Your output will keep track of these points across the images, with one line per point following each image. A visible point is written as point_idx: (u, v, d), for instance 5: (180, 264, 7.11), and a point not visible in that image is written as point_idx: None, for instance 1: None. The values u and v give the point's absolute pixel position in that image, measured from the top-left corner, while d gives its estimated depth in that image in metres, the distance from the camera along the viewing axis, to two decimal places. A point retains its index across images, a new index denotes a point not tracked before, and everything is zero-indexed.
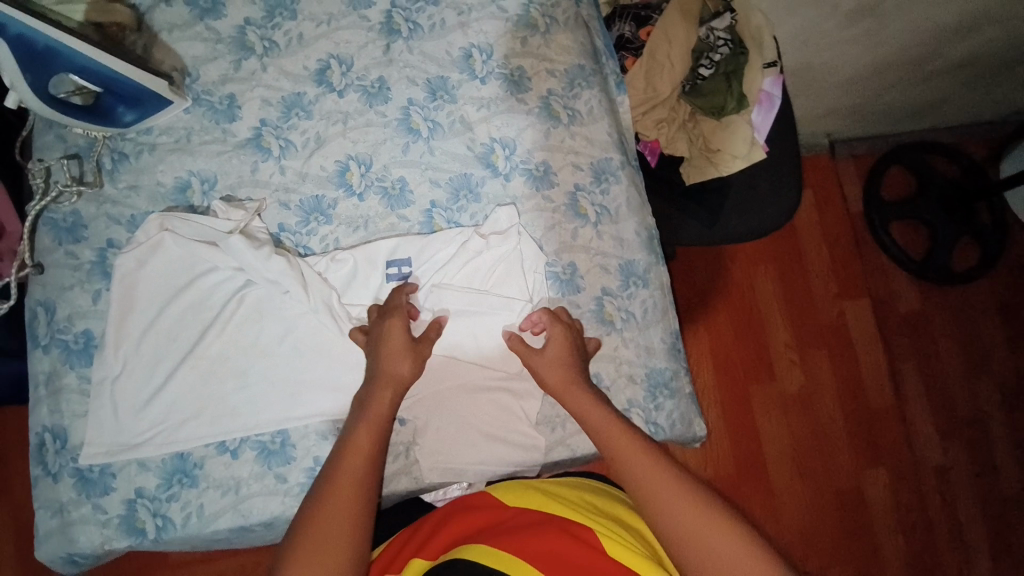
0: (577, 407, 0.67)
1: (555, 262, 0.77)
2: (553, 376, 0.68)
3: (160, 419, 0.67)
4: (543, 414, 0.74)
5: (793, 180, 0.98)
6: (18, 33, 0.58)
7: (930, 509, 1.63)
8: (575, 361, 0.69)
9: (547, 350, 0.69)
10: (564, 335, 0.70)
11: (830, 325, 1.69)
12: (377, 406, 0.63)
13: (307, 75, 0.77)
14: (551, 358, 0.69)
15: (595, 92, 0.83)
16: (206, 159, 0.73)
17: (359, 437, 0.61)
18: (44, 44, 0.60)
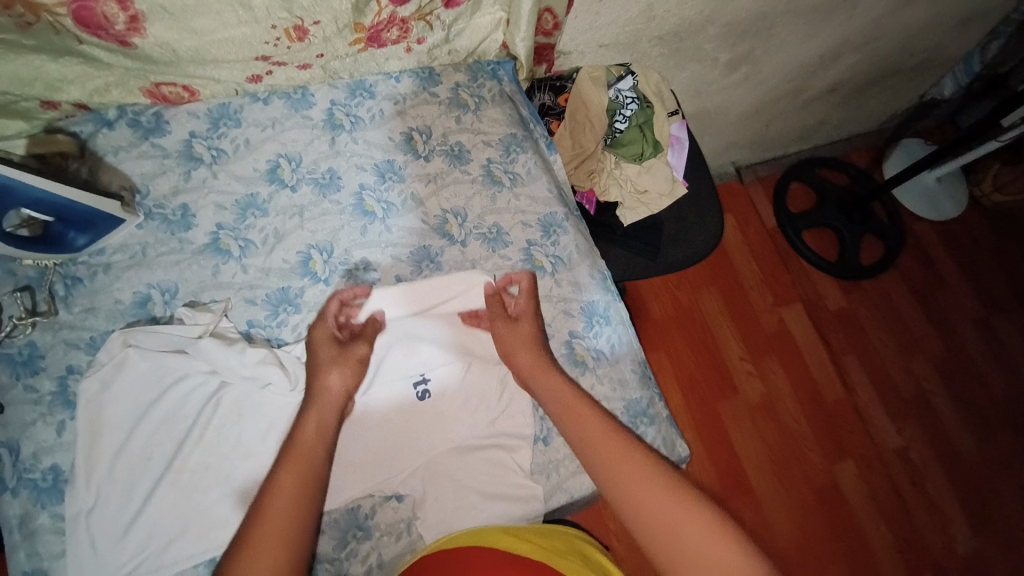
0: (548, 389, 0.73)
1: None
2: (522, 358, 0.75)
3: (143, 544, 0.63)
4: (536, 463, 0.75)
5: (714, 209, 1.10)
6: None
7: (900, 489, 1.72)
8: (539, 337, 0.77)
9: (518, 327, 0.77)
10: (535, 319, 0.78)
11: (774, 332, 1.82)
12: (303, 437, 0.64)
13: (259, 176, 0.81)
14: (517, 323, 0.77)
15: (529, 155, 0.91)
16: (164, 270, 0.73)
17: (282, 480, 0.61)
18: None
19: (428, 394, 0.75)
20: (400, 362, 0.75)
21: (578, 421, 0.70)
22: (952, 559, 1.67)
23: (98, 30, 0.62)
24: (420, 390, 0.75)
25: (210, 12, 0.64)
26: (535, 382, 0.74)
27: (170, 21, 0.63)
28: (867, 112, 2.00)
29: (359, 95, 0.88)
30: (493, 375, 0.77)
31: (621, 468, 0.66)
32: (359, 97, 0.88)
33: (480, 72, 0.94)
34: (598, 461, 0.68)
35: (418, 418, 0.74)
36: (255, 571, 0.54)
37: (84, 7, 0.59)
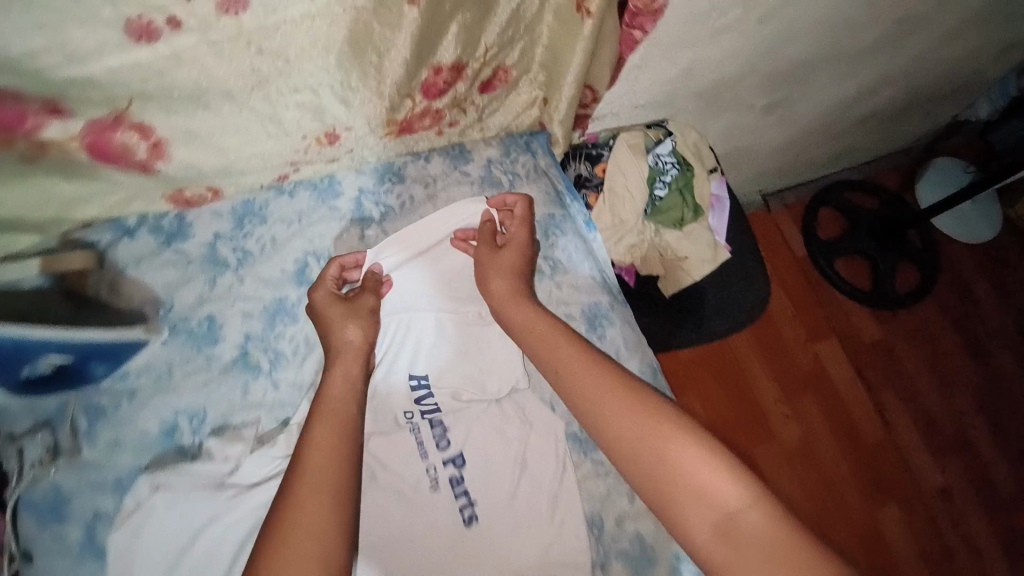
0: (524, 317, 0.72)
1: (574, 424, 0.76)
2: (499, 283, 0.75)
3: None
4: None
5: (759, 272, 1.05)
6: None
7: (943, 531, 1.67)
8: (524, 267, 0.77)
9: (501, 253, 0.77)
10: (523, 247, 0.77)
11: (810, 369, 1.74)
12: (330, 397, 0.63)
13: (286, 278, 0.76)
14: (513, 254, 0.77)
15: (570, 238, 0.86)
16: (191, 393, 0.68)
17: (316, 433, 0.59)
18: (12, 344, 0.59)
19: (476, 518, 0.70)
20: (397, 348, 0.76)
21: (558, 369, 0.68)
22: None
23: (115, 160, 0.56)
24: (467, 514, 0.70)
25: (234, 131, 0.58)
26: (530, 339, 0.71)
27: (196, 145, 0.57)
28: (900, 134, 1.91)
29: (388, 180, 0.82)
30: (544, 496, 0.72)
31: (605, 402, 0.64)
32: (388, 183, 0.82)
33: (513, 146, 0.88)
34: (583, 399, 0.66)
35: (467, 548, 0.68)
36: (311, 514, 0.53)
37: (100, 139, 0.53)
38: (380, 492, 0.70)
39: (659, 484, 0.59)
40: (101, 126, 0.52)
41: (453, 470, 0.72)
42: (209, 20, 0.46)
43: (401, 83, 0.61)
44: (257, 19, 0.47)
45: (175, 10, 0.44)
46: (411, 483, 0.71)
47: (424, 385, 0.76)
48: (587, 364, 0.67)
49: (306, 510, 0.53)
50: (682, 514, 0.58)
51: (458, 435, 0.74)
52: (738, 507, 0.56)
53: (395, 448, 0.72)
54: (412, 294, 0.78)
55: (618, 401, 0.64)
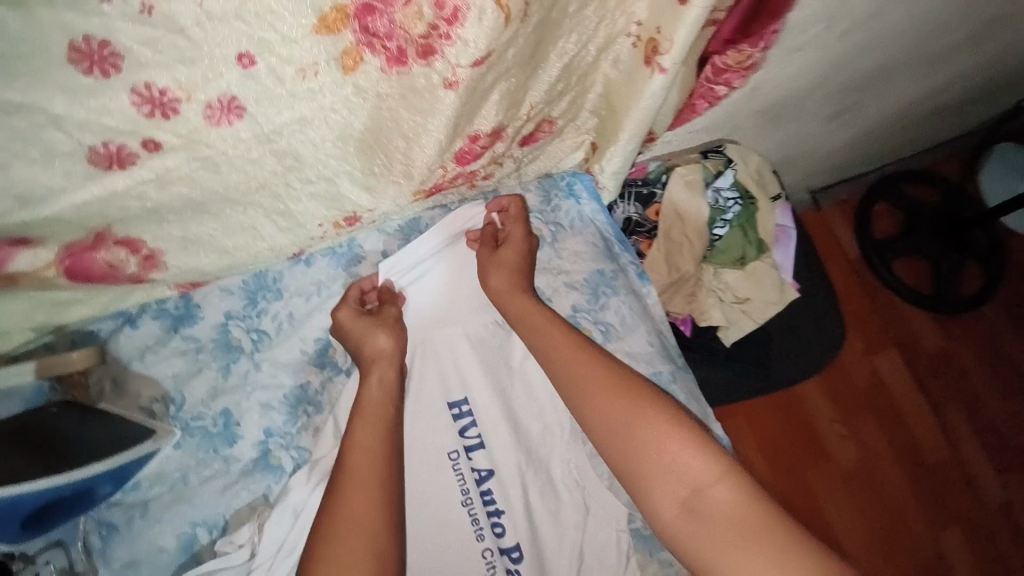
0: (522, 311, 0.67)
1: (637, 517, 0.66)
2: (497, 279, 0.69)
3: None
4: None
5: (830, 312, 0.94)
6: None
7: (1014, 557, 1.55)
8: (526, 270, 0.70)
9: (498, 253, 0.70)
10: (522, 248, 0.70)
11: (866, 385, 1.62)
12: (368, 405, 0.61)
13: (307, 360, 0.68)
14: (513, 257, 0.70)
15: (623, 298, 0.75)
16: (208, 503, 0.61)
17: (360, 436, 0.58)
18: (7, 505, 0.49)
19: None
20: (431, 368, 0.69)
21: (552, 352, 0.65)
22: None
23: (97, 278, 0.54)
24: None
25: (241, 229, 0.56)
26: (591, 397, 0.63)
27: (192, 250, 0.55)
28: (967, 121, 1.73)
29: (415, 241, 0.73)
30: None
31: (592, 385, 0.62)
32: (415, 243, 0.73)
33: (553, 190, 0.78)
34: (579, 388, 0.62)
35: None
36: (359, 509, 0.53)
37: (82, 260, 0.52)
38: None
39: (635, 462, 0.57)
40: (85, 246, 0.51)
41: (509, 564, 0.64)
42: (197, 131, 0.45)
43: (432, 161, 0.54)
44: (252, 126, 0.47)
45: (159, 134, 0.45)
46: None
47: (466, 413, 0.69)
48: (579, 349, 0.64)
49: (349, 504, 0.53)
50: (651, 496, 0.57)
51: (513, 521, 0.65)
52: (708, 485, 0.55)
53: (436, 483, 0.65)
54: (437, 301, 0.71)
55: (604, 382, 0.62)
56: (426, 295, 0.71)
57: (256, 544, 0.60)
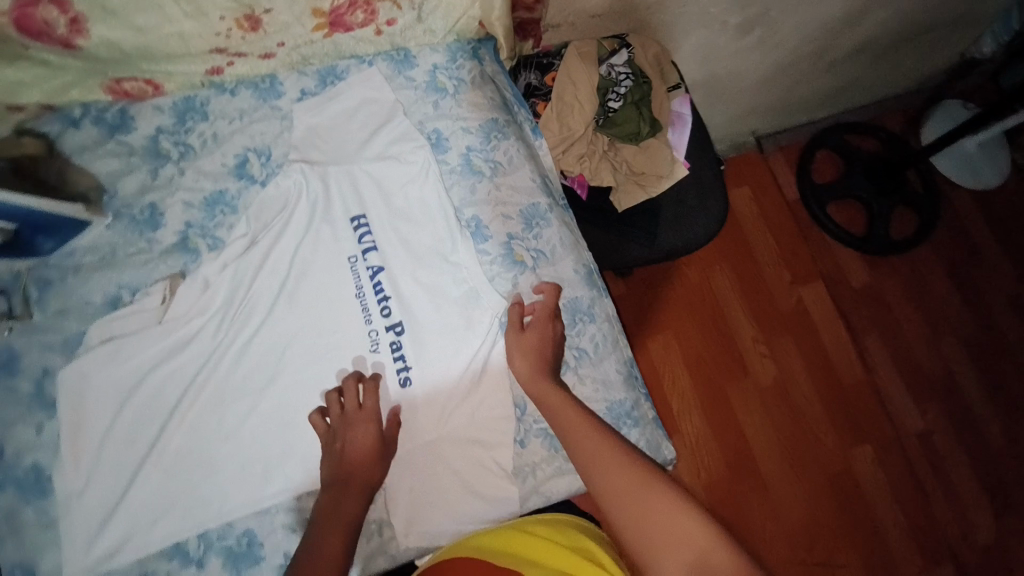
0: (554, 412, 0.69)
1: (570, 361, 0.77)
2: (522, 363, 0.72)
3: (127, 530, 0.64)
4: (515, 464, 0.74)
5: (717, 187, 1.05)
6: None
7: (923, 479, 1.59)
8: (551, 352, 0.73)
9: (526, 334, 0.73)
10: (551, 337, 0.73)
11: (790, 312, 1.70)
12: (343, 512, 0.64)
13: (226, 171, 0.78)
14: (535, 340, 0.73)
15: (512, 142, 0.86)
16: (133, 270, 0.72)
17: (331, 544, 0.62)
18: None
19: (410, 381, 0.73)
20: (323, 198, 0.78)
21: (571, 435, 0.67)
22: (971, 546, 1.55)
23: (42, 36, 0.65)
24: (402, 377, 0.73)
25: (150, 8, 0.66)
26: (570, 436, 0.67)
27: (113, 22, 0.66)
28: (906, 71, 1.80)
29: (330, 83, 0.84)
30: (470, 366, 0.74)
31: (602, 459, 0.63)
32: (330, 85, 0.84)
33: (459, 52, 0.87)
34: (585, 463, 0.64)
35: (396, 406, 0.72)
36: None
37: (24, 15, 0.62)
38: (324, 348, 0.73)
39: (627, 523, 0.58)
40: (22, 2, 0.61)
41: (394, 336, 0.74)
42: None
43: None
44: None
45: None
46: (348, 350, 0.73)
47: (364, 226, 0.78)
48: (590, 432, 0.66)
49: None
50: (660, 565, 0.55)
51: (399, 303, 0.76)
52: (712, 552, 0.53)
53: (335, 278, 0.75)
54: (348, 137, 0.81)
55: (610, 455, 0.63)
56: (336, 132, 0.82)
57: (167, 294, 0.71)
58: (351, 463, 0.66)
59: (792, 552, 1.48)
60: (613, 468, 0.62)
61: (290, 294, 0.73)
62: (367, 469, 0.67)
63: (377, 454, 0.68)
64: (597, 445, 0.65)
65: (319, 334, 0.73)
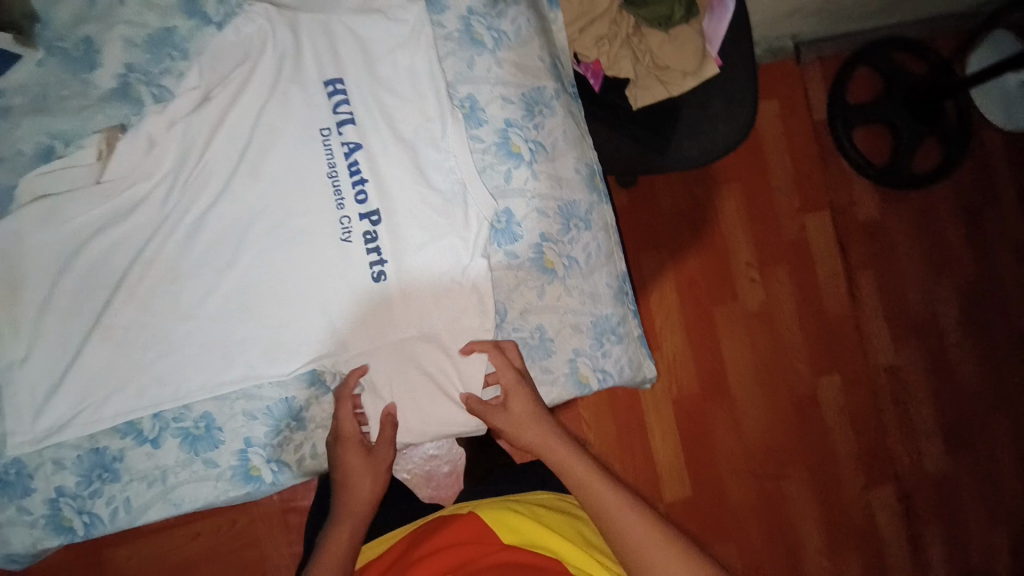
0: (593, 498, 0.65)
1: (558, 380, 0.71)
2: (518, 433, 0.67)
3: (76, 403, 0.60)
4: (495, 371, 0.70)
5: (750, 92, 0.92)
6: None
7: (883, 411, 1.65)
8: (535, 417, 0.67)
9: (506, 405, 0.67)
10: (528, 403, 0.67)
11: (791, 241, 1.64)
12: (355, 502, 0.67)
13: (176, 6, 0.64)
14: (516, 415, 0.67)
15: (522, 9, 0.73)
16: (66, 117, 0.62)
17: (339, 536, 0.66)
18: None
19: (385, 276, 0.66)
20: (291, 52, 0.65)
21: (606, 515, 0.63)
22: (914, 475, 1.65)
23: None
24: (376, 271, 0.65)
25: None
26: (599, 512, 0.64)
27: None
28: None
29: None
30: (456, 265, 0.68)
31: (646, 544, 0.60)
32: None
33: None
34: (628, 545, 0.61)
35: (367, 301, 0.65)
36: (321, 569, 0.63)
37: None
38: (288, 231, 0.64)
39: None
40: None
41: (368, 226, 0.66)
42: None
43: None
44: None
45: None
46: (319, 236, 0.64)
47: (339, 91, 0.66)
48: (635, 517, 0.62)
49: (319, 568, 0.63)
50: None
51: (377, 186, 0.66)
52: None
53: (302, 152, 0.64)
54: None
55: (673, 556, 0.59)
56: None
57: (104, 145, 0.62)
58: (351, 481, 0.66)
59: (746, 464, 1.57)
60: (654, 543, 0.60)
61: (252, 167, 0.63)
62: (364, 487, 0.67)
63: (370, 473, 0.67)
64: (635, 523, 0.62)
65: (284, 216, 0.64)
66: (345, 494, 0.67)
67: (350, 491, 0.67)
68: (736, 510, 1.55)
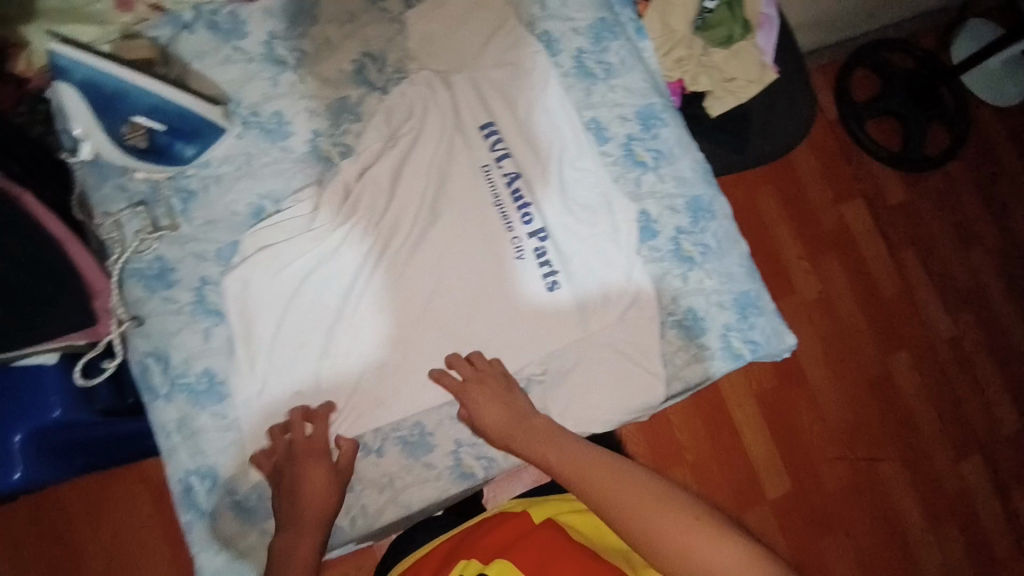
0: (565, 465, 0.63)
1: (717, 356, 0.78)
2: (489, 419, 0.69)
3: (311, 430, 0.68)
4: (663, 352, 0.78)
5: (807, 92, 1.05)
6: (86, 77, 0.58)
7: (953, 380, 1.68)
8: (512, 411, 0.69)
9: (477, 397, 0.69)
10: (501, 395, 0.69)
11: (832, 230, 1.70)
12: (311, 505, 0.62)
13: (346, 78, 0.76)
14: (485, 402, 0.69)
15: (622, 42, 0.84)
16: (271, 180, 0.72)
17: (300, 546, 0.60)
18: (113, 87, 0.59)
19: (558, 284, 0.75)
20: (447, 105, 0.77)
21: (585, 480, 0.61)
22: (994, 438, 1.67)
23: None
24: (550, 281, 0.75)
25: None
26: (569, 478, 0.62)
27: None
28: None
29: None
30: (615, 264, 0.77)
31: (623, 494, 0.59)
32: None
33: None
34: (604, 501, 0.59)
35: (547, 306, 0.75)
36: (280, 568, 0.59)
37: None
38: (470, 256, 0.74)
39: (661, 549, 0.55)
40: None
41: (537, 243, 0.76)
42: None
43: None
44: None
45: None
46: (500, 256, 0.75)
47: (494, 134, 0.77)
48: (611, 472, 0.61)
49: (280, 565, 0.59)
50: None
51: (538, 208, 0.76)
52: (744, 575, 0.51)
53: (473, 187, 0.75)
54: (464, 45, 0.79)
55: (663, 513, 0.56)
56: (453, 40, 0.79)
57: (304, 198, 0.72)
58: (303, 482, 0.63)
59: (838, 451, 1.55)
60: (634, 497, 0.58)
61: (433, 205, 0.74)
62: (320, 502, 0.63)
63: (333, 484, 0.64)
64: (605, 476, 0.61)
65: (467, 241, 0.74)
66: (304, 504, 0.62)
67: (308, 501, 0.63)
68: (838, 500, 1.52)
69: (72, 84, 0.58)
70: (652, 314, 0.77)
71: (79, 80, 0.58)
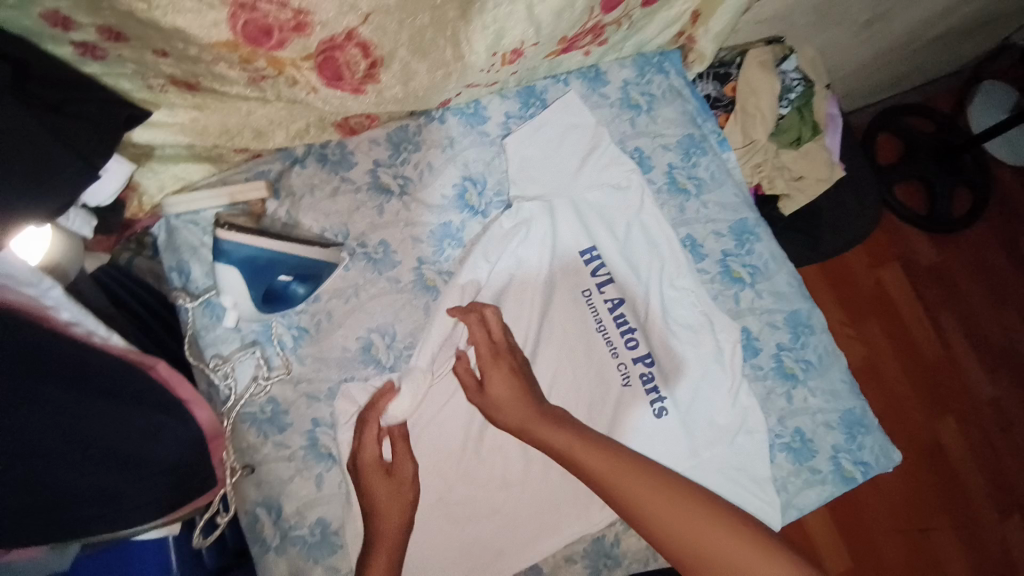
0: (589, 468, 0.65)
1: (827, 484, 0.76)
2: (499, 390, 0.68)
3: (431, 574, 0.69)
4: (776, 478, 0.76)
5: (873, 189, 1.07)
6: (245, 254, 0.62)
7: (999, 447, 1.59)
8: (524, 387, 0.69)
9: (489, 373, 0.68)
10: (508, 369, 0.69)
11: (870, 295, 1.65)
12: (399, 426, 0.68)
13: (448, 203, 0.76)
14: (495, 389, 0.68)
15: (711, 157, 0.85)
16: (381, 313, 0.72)
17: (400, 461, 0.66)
18: (266, 257, 0.63)
19: (666, 410, 0.75)
20: (546, 236, 0.77)
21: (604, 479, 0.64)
22: None
23: (338, 80, 0.60)
24: (658, 407, 0.75)
25: (406, 70, 0.62)
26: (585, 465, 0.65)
27: (407, 61, 0.61)
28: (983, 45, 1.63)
29: (532, 104, 0.81)
30: (723, 388, 0.76)
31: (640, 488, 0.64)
32: (533, 107, 0.81)
33: (647, 66, 0.85)
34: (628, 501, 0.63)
35: (655, 434, 0.75)
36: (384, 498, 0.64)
37: (329, 58, 0.57)
38: (571, 394, 0.76)
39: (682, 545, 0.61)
40: (331, 45, 0.56)
41: (643, 368, 0.76)
42: None
43: (561, 15, 0.65)
44: None
45: None
46: (608, 386, 0.76)
47: (596, 258, 0.78)
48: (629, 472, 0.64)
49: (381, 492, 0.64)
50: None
51: (643, 333, 0.77)
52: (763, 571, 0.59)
53: (579, 314, 0.77)
54: (562, 164, 0.79)
55: (753, 549, 0.60)
56: (551, 161, 0.79)
57: (414, 335, 0.72)
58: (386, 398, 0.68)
59: (894, 523, 1.46)
60: (651, 493, 0.63)
61: (546, 336, 0.76)
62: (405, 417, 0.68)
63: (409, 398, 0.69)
64: (633, 480, 0.64)
65: (575, 368, 0.76)
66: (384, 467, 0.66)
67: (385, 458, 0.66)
68: None
69: (232, 262, 0.62)
70: (761, 439, 0.75)
71: (239, 258, 0.62)
